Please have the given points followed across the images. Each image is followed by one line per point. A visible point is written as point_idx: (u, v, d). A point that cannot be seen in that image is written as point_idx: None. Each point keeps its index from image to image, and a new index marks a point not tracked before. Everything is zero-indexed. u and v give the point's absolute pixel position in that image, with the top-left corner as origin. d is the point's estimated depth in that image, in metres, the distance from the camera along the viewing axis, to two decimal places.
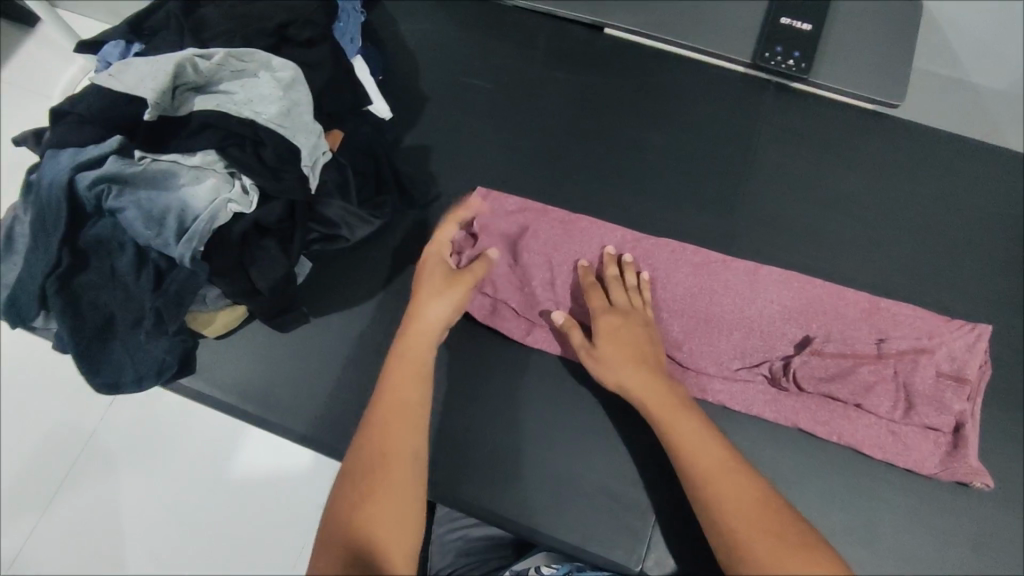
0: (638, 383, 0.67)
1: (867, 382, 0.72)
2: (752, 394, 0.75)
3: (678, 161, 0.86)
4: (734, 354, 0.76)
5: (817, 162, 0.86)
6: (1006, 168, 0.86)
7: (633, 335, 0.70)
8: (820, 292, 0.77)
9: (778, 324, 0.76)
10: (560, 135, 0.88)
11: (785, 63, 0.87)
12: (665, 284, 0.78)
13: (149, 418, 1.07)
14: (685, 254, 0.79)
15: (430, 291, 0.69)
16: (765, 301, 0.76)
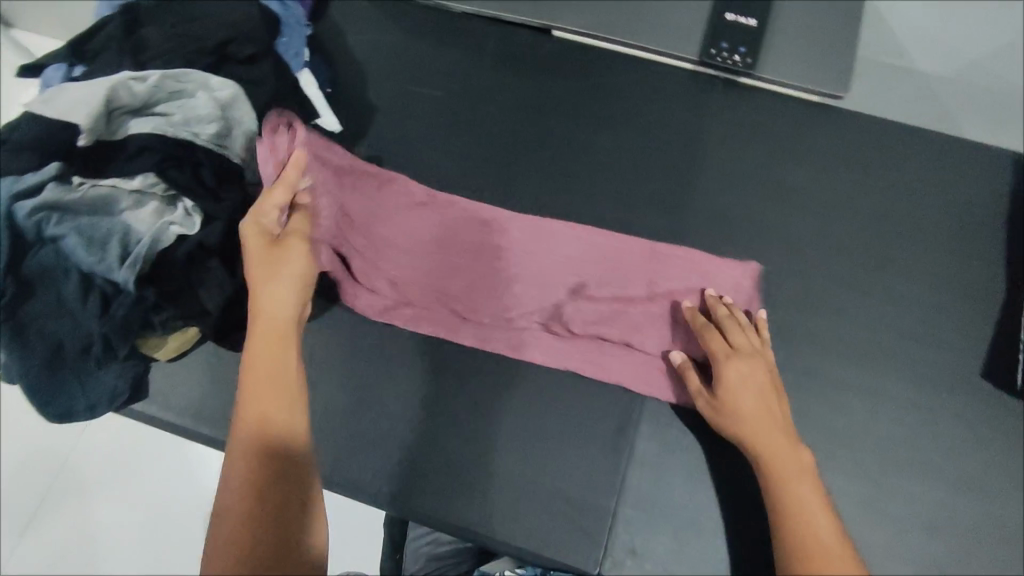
0: (763, 434, 0.66)
1: (635, 324, 0.76)
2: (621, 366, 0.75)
3: (629, 159, 0.86)
4: (529, 304, 0.77)
5: (768, 154, 0.86)
6: (959, 151, 0.85)
7: (759, 383, 0.68)
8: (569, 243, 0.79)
9: (555, 276, 0.78)
10: (510, 139, 0.88)
11: (731, 59, 0.88)
12: (453, 236, 0.80)
13: (119, 445, 1.04)
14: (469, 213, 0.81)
15: (263, 276, 0.69)
16: (550, 254, 0.79)
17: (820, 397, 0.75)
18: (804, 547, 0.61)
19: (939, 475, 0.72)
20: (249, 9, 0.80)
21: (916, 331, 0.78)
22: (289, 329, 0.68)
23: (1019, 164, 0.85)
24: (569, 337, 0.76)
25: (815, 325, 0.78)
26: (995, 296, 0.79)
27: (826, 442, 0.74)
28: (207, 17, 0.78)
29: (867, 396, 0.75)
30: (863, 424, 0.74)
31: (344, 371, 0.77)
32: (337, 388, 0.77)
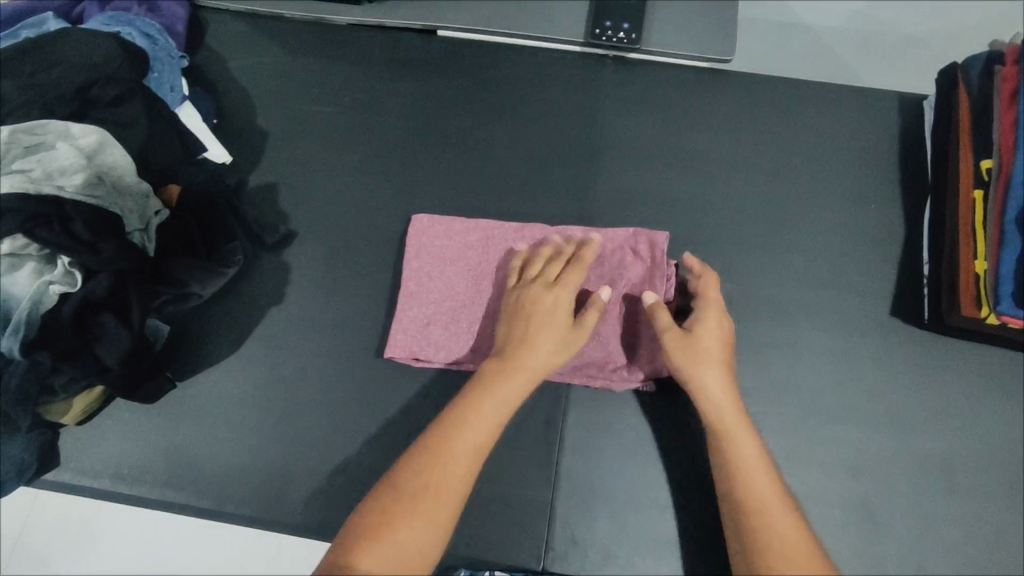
0: (727, 391, 0.66)
1: None
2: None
3: (529, 149, 0.85)
4: (438, 308, 0.77)
5: (665, 126, 0.86)
6: (846, 98, 0.87)
7: (728, 342, 0.69)
8: (471, 239, 0.79)
9: (459, 275, 0.78)
10: (406, 145, 0.86)
11: (617, 36, 0.88)
12: (419, 253, 0.79)
13: (70, 518, 0.95)
14: (443, 222, 0.80)
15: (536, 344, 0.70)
16: (455, 254, 0.79)
17: (740, 359, 0.76)
18: (760, 516, 0.60)
19: (861, 419, 0.74)
20: (111, 44, 0.76)
21: (826, 281, 0.79)
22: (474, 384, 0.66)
23: (903, 104, 0.87)
24: (471, 330, 0.76)
25: (728, 290, 0.79)
26: (895, 236, 0.81)
27: (750, 403, 0.74)
28: (69, 60, 0.74)
29: (785, 351, 0.76)
30: (785, 380, 0.75)
31: (263, 407, 0.75)
32: (257, 425, 0.75)
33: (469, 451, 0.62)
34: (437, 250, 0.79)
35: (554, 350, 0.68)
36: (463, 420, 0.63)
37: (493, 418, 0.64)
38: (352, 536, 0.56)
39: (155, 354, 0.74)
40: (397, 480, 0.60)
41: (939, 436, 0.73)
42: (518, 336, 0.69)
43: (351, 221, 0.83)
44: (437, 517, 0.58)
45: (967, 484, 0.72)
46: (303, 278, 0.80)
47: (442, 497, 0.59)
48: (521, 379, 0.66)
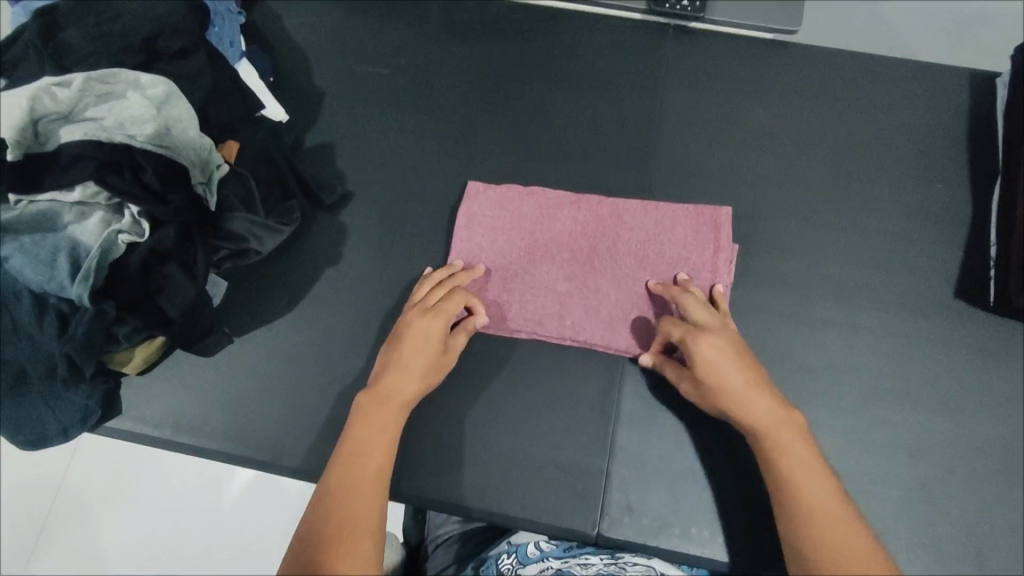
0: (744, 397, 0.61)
1: (588, 277, 0.75)
2: (578, 325, 0.74)
3: (587, 117, 0.84)
4: (492, 280, 0.76)
5: (727, 98, 0.84)
6: (915, 75, 0.85)
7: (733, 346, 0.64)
8: (526, 210, 0.78)
9: (512, 248, 0.77)
10: (463, 111, 0.85)
11: (679, 3, 0.85)
12: (470, 225, 0.78)
13: (119, 465, 0.95)
14: (497, 194, 0.79)
15: (399, 360, 0.67)
16: (507, 226, 0.78)
17: (798, 337, 0.75)
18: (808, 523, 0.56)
19: (920, 402, 0.73)
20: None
21: (887, 259, 0.78)
22: (360, 402, 0.65)
23: (976, 83, 0.84)
24: (525, 302, 0.75)
25: (787, 266, 0.78)
26: (963, 218, 0.79)
27: (807, 380, 0.74)
28: (133, 12, 0.73)
29: (844, 330, 0.75)
30: (843, 358, 0.75)
31: (320, 366, 0.76)
32: (314, 383, 0.75)
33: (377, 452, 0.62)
34: (490, 220, 0.78)
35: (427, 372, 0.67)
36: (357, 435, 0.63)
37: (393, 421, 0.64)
38: (306, 555, 0.55)
39: (211, 310, 0.74)
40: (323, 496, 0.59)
41: (1000, 421, 0.72)
42: (393, 360, 0.67)
43: (408, 185, 0.83)
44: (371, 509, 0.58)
45: None
46: (359, 240, 0.80)
47: (367, 491, 0.59)
48: (408, 390, 0.66)
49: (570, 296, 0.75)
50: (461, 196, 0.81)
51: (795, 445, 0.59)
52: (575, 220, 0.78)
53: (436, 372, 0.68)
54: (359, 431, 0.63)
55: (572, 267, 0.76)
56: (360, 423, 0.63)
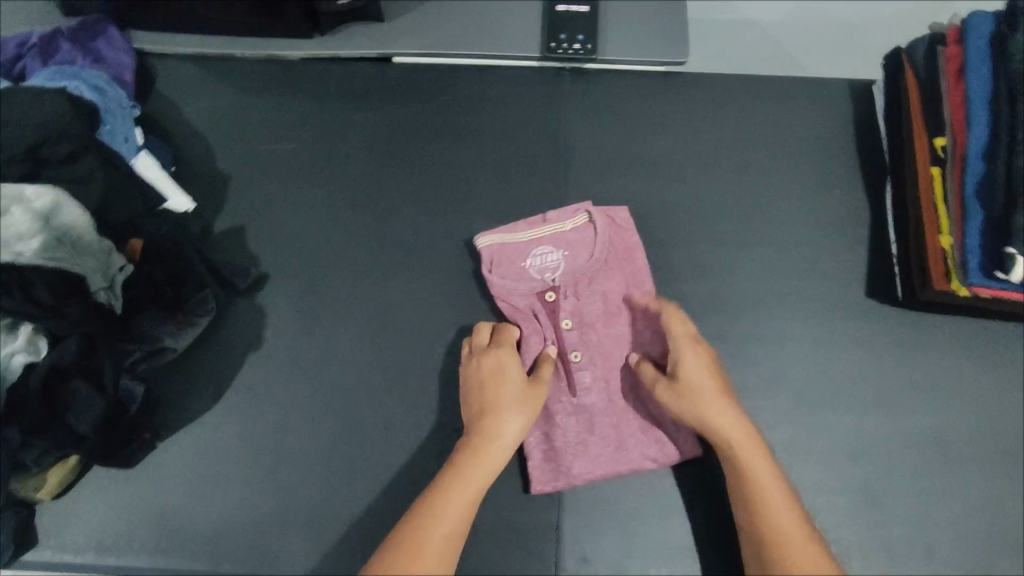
0: (768, 507, 0.63)
1: (589, 366, 0.74)
2: (582, 424, 0.72)
3: (496, 167, 0.85)
4: (535, 272, 0.75)
5: (627, 132, 0.87)
6: (798, 91, 0.89)
7: (739, 425, 0.66)
8: (610, 268, 0.77)
9: (591, 275, 0.76)
10: (374, 176, 0.85)
11: (571, 48, 0.88)
12: (584, 248, 0.75)
13: None
14: (621, 237, 0.78)
15: (495, 397, 0.67)
16: (605, 274, 0.76)
17: (728, 357, 0.76)
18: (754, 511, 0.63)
19: (853, 404, 0.75)
20: (60, 99, 0.70)
21: (800, 269, 0.80)
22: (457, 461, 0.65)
23: (853, 91, 0.89)
24: (550, 310, 0.74)
25: (708, 289, 0.79)
26: (862, 219, 0.83)
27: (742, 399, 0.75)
28: (10, 117, 0.67)
29: (770, 343, 0.77)
30: (773, 371, 0.76)
31: (253, 457, 0.73)
32: (248, 477, 0.72)
33: (457, 511, 0.62)
34: (612, 249, 0.78)
35: (518, 396, 0.68)
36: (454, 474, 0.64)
37: (486, 474, 0.64)
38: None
39: (130, 417, 0.71)
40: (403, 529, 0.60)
41: (927, 412, 0.75)
42: (486, 403, 0.67)
43: (326, 257, 0.82)
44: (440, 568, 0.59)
45: (955, 453, 0.74)
46: (281, 321, 0.79)
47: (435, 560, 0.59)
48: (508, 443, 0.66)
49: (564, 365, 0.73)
50: (383, 264, 0.81)
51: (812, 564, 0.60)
52: (565, 273, 0.75)
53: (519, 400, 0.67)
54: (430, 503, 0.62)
55: (578, 317, 0.75)
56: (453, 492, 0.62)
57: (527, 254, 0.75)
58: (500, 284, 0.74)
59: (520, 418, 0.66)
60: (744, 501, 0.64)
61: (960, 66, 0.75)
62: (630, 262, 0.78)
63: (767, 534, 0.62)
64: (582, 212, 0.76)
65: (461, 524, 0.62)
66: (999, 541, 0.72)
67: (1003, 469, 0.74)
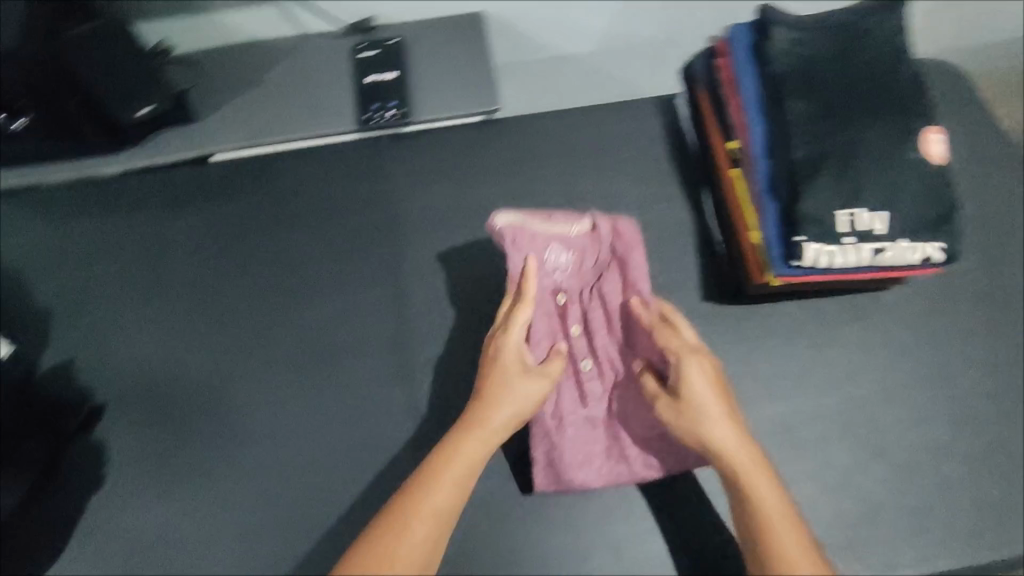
0: (772, 521, 0.60)
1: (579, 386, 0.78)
2: (585, 435, 0.76)
3: (329, 247, 0.85)
4: (573, 263, 0.79)
5: (453, 187, 0.89)
6: (608, 116, 0.94)
7: (748, 448, 0.65)
8: (598, 283, 0.79)
9: (582, 284, 0.80)
10: (207, 279, 0.84)
11: (385, 115, 0.90)
12: (589, 250, 0.79)
13: None
14: (600, 246, 0.78)
15: (502, 382, 0.70)
16: (593, 290, 0.80)
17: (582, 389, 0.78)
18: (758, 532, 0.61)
19: None
20: None
21: None
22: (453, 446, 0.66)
23: (660, 107, 0.94)
24: (569, 305, 0.80)
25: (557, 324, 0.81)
26: (686, 227, 0.87)
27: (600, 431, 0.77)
28: None
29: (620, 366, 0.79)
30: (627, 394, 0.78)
31: None
32: None
33: (448, 494, 0.63)
34: (599, 255, 0.79)
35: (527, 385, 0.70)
36: (448, 455, 0.65)
37: (476, 454, 0.66)
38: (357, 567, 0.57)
39: None
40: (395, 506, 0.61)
41: (775, 401, 0.78)
42: (489, 387, 0.70)
43: (164, 373, 0.79)
44: (422, 551, 0.59)
45: (807, 435, 0.77)
46: (122, 450, 0.76)
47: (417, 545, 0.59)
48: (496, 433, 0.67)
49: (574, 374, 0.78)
50: (224, 368, 0.79)
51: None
52: (607, 251, 0.79)
53: (523, 391, 0.69)
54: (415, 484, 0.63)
55: (584, 325, 0.79)
56: (445, 474, 0.64)
57: (544, 249, 0.78)
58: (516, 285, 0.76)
59: (517, 403, 0.69)
60: (751, 524, 0.61)
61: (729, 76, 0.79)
62: (619, 266, 0.78)
63: (771, 544, 0.59)
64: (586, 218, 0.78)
65: (452, 507, 0.63)
66: (861, 511, 0.74)
67: (860, 437, 0.77)
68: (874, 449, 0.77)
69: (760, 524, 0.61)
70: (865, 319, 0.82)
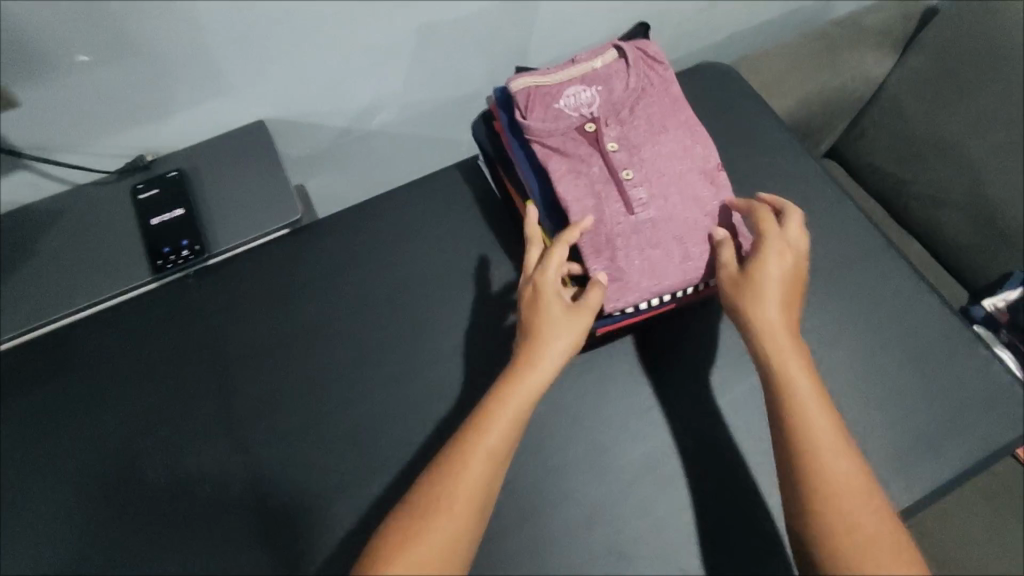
0: (822, 458, 0.58)
1: (652, 177, 0.70)
2: (641, 243, 0.69)
3: (152, 409, 0.82)
4: (573, 104, 0.73)
5: (276, 311, 0.87)
6: (416, 194, 0.94)
7: (792, 337, 0.64)
8: (639, 97, 0.74)
9: (605, 111, 0.73)
10: (16, 483, 0.79)
11: (179, 257, 0.86)
12: (603, 85, 0.74)
13: None
14: (620, 79, 0.74)
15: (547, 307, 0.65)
16: (638, 105, 0.74)
17: None
18: (821, 487, 0.57)
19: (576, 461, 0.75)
20: None
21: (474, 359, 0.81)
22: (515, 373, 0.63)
23: (465, 173, 0.95)
24: (605, 130, 0.72)
25: (406, 430, 0.78)
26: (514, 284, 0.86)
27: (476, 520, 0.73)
28: None
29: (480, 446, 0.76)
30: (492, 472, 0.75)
31: None
32: None
33: (501, 432, 0.61)
34: (613, 91, 0.73)
35: (566, 313, 0.65)
36: (524, 352, 0.64)
37: (524, 403, 0.62)
38: (404, 521, 0.57)
39: None
40: (451, 456, 0.60)
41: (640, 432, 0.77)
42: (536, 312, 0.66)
43: None
44: (482, 498, 0.59)
45: (681, 459, 0.75)
46: None
47: (478, 496, 0.59)
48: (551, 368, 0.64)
49: (648, 168, 0.71)
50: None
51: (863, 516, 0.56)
52: (642, 78, 0.75)
53: (575, 313, 0.65)
54: (482, 418, 0.62)
55: (625, 143, 0.72)
56: (493, 427, 0.61)
57: (561, 95, 0.73)
58: (537, 128, 0.73)
59: (563, 335, 0.64)
60: (807, 463, 0.58)
61: (501, 155, 0.83)
62: (617, 117, 0.73)
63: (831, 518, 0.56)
64: (611, 52, 0.76)
65: (505, 454, 0.61)
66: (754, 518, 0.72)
67: (742, 446, 0.75)
68: (761, 450, 0.75)
69: (825, 473, 0.57)
70: (707, 328, 0.82)
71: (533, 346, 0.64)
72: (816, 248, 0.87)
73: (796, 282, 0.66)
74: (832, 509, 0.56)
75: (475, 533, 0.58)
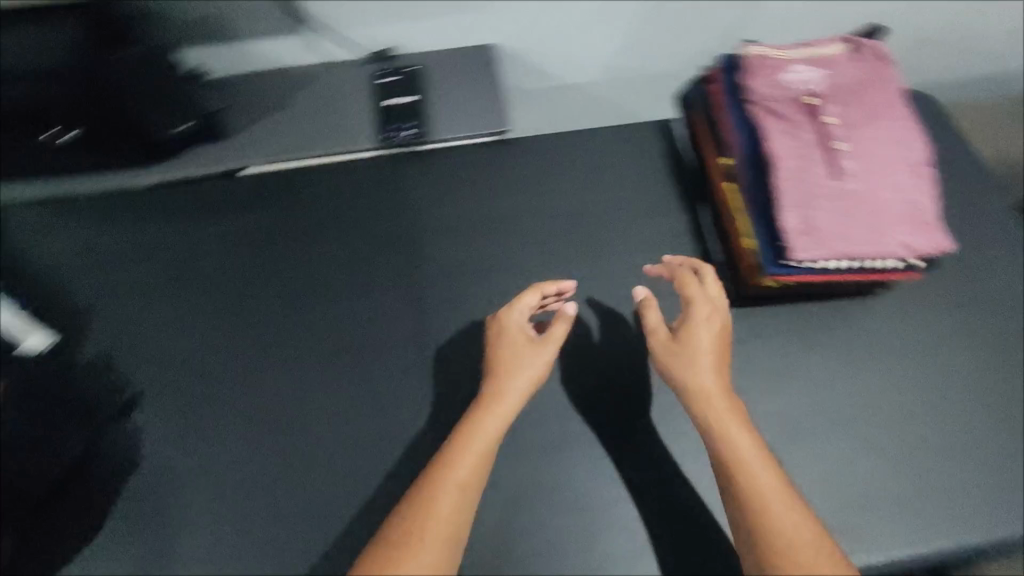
0: (755, 480, 0.65)
1: (863, 155, 0.76)
2: (840, 208, 0.74)
3: (352, 256, 0.94)
4: (798, 78, 0.79)
5: (470, 203, 0.98)
6: (612, 137, 1.02)
7: (726, 398, 0.73)
8: (862, 83, 0.80)
9: (827, 90, 0.79)
10: (234, 283, 0.92)
11: (403, 137, 0.97)
12: (827, 69, 0.80)
13: None
14: (845, 67, 0.80)
15: (513, 350, 0.79)
16: (860, 89, 0.79)
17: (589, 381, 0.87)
18: (755, 508, 0.64)
19: None
20: None
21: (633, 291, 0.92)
22: (490, 400, 0.75)
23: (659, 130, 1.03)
24: (825, 105, 0.78)
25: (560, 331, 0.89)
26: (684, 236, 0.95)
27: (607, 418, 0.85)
28: None
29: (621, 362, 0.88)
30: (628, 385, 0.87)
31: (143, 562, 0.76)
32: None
33: (468, 463, 0.69)
34: (837, 75, 0.80)
35: (535, 358, 0.79)
36: (478, 409, 0.74)
37: (496, 428, 0.73)
38: (400, 519, 0.64)
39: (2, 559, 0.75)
40: (422, 479, 0.68)
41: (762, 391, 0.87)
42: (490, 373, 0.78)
43: (193, 367, 0.86)
44: (466, 499, 0.66)
45: (792, 422, 0.85)
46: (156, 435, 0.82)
47: (471, 488, 0.67)
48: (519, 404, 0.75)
49: (860, 145, 0.76)
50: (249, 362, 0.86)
51: (815, 562, 0.59)
52: (865, 70, 0.81)
53: (542, 353, 0.79)
54: (446, 450, 0.70)
55: (842, 119, 0.77)
56: (471, 444, 0.70)
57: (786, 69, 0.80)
58: (760, 91, 0.79)
59: (516, 386, 0.76)
60: (739, 493, 0.65)
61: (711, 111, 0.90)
62: (840, 96, 0.79)
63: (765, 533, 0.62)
64: (836, 45, 0.83)
65: (474, 476, 0.68)
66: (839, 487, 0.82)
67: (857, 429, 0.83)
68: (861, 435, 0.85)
69: (753, 498, 0.64)
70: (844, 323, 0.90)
71: (493, 389, 0.76)
72: (964, 288, 0.93)
73: (724, 347, 0.78)
74: (772, 534, 0.62)
75: (470, 512, 0.67)
